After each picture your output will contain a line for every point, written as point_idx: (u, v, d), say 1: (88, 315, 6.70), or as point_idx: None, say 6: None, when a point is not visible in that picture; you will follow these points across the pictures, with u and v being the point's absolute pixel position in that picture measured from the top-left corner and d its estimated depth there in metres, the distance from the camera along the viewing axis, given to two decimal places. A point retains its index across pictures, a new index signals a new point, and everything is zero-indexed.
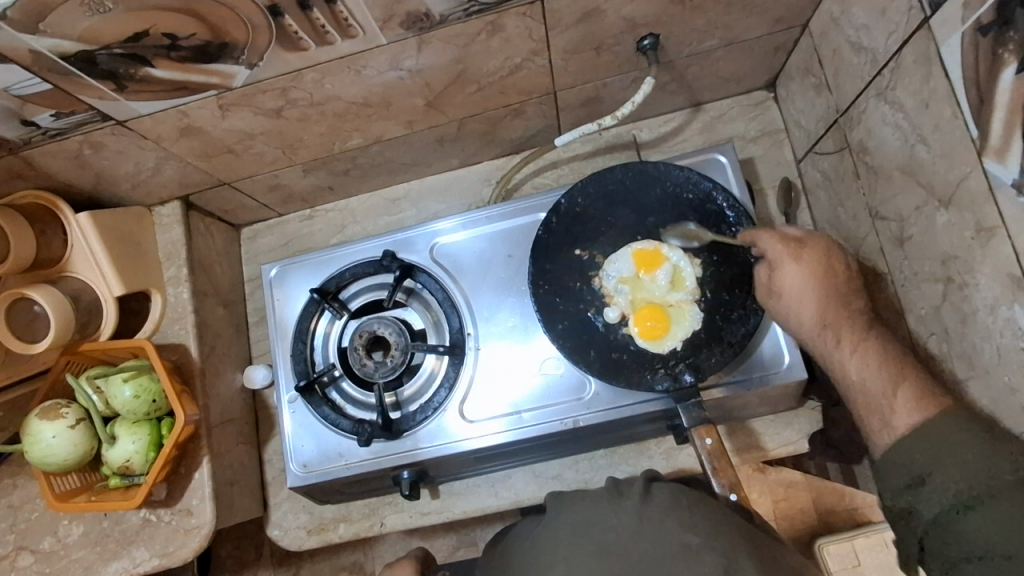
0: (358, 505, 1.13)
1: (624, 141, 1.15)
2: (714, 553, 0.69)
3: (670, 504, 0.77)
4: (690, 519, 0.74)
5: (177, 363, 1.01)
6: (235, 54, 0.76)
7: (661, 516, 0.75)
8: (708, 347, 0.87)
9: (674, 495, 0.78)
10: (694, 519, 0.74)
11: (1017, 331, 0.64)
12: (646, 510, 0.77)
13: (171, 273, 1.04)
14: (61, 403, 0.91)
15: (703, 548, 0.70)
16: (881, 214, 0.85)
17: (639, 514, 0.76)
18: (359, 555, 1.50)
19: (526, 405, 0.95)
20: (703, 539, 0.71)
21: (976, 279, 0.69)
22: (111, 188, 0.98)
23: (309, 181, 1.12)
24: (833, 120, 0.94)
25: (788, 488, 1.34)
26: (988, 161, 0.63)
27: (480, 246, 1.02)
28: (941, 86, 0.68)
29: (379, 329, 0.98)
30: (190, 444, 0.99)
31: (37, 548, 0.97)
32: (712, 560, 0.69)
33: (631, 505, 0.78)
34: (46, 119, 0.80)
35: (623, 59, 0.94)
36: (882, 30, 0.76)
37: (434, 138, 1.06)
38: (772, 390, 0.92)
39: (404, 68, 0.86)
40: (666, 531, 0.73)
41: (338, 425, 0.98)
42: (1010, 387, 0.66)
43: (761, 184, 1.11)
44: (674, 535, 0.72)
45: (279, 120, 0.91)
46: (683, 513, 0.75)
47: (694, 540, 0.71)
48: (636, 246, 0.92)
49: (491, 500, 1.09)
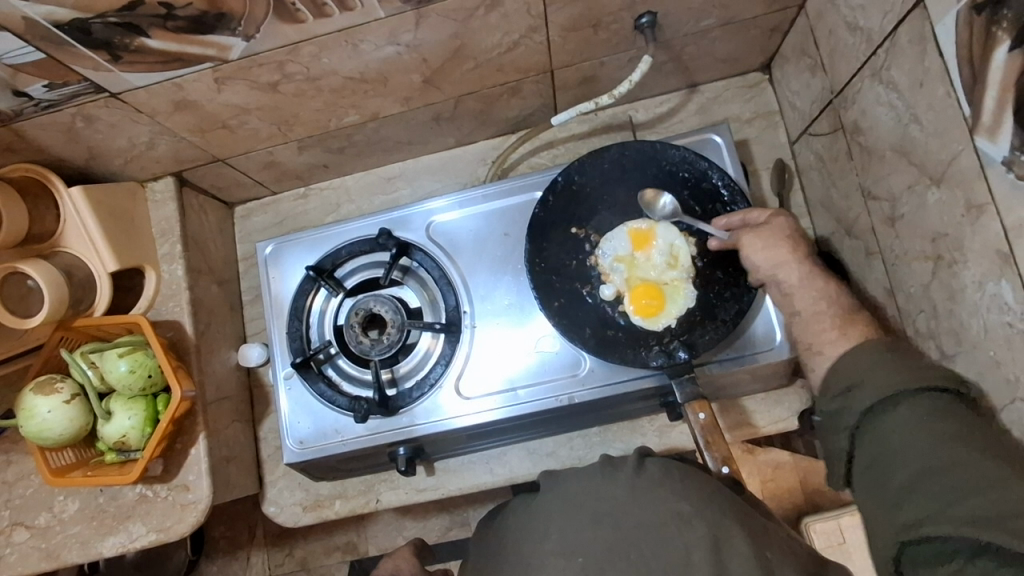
0: (354, 482, 1.13)
1: (619, 121, 1.15)
2: (704, 520, 0.71)
3: (662, 477, 0.78)
4: (681, 488, 0.76)
5: (172, 340, 1.01)
6: (232, 25, 0.75)
7: (652, 486, 0.77)
8: (702, 324, 0.89)
9: (666, 469, 0.79)
10: (686, 490, 0.75)
11: (1003, 305, 0.66)
12: (638, 481, 0.78)
13: (165, 250, 1.03)
14: (56, 378, 0.91)
15: (694, 516, 0.72)
16: (873, 193, 0.86)
17: (631, 485, 0.78)
18: (352, 535, 1.51)
19: (521, 382, 0.96)
20: (694, 507, 0.73)
21: (965, 256, 0.70)
22: (103, 162, 0.97)
23: (304, 158, 1.11)
24: (828, 101, 0.95)
25: (775, 468, 1.38)
26: (979, 139, 0.64)
27: (476, 224, 1.02)
28: (935, 65, 0.69)
29: (375, 307, 0.98)
30: (186, 420, 0.99)
31: (32, 524, 0.98)
32: (701, 528, 0.70)
33: (623, 477, 0.79)
34: (39, 90, 0.79)
35: (620, 37, 0.94)
36: (878, 9, 0.77)
37: (430, 116, 1.06)
38: (764, 368, 0.93)
39: (401, 43, 0.86)
40: (658, 500, 0.75)
41: (335, 402, 0.98)
42: (996, 361, 0.68)
43: (755, 166, 1.12)
44: (667, 505, 0.74)
45: (274, 95, 0.91)
46: (676, 485, 0.76)
47: (685, 508, 0.73)
48: (631, 225, 0.92)
49: (486, 476, 1.11)
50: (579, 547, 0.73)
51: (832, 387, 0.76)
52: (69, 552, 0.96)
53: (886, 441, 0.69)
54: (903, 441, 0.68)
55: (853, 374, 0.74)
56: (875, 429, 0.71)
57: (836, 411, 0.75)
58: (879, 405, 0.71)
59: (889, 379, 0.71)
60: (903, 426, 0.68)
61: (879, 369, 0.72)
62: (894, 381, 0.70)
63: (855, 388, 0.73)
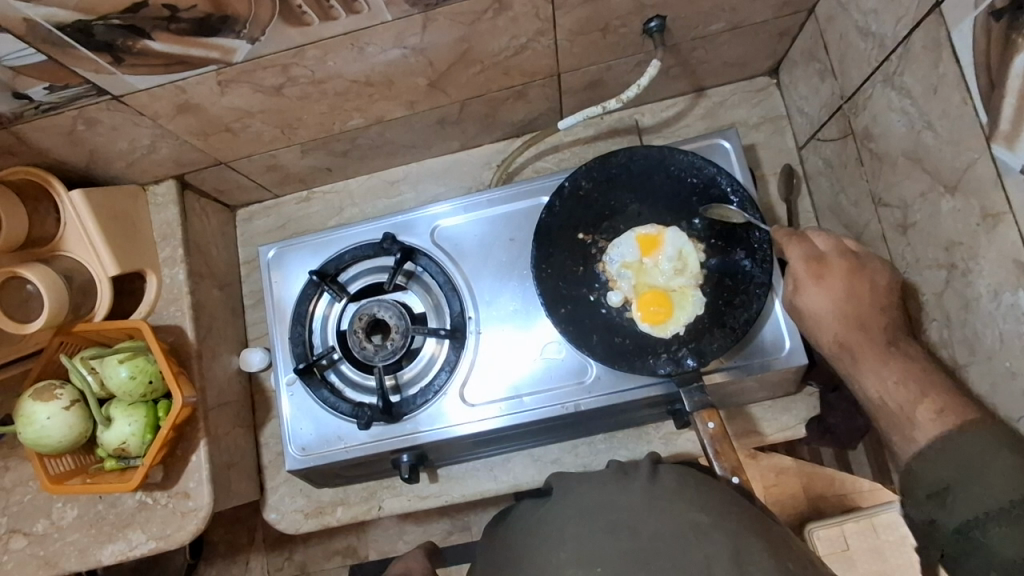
0: (356, 489, 1.12)
1: (626, 125, 1.14)
2: (720, 533, 0.70)
3: (679, 486, 0.77)
4: (697, 498, 0.75)
5: (173, 345, 1.00)
6: (237, 28, 0.74)
7: (670, 495, 0.76)
8: (710, 332, 0.88)
9: (682, 478, 0.79)
10: (703, 500, 0.75)
11: (1020, 316, 0.65)
12: (654, 489, 0.77)
13: (167, 254, 1.02)
14: (55, 384, 0.90)
15: (713, 528, 0.71)
16: (884, 200, 0.85)
17: (647, 492, 0.77)
18: (352, 540, 1.50)
19: (526, 389, 0.95)
20: (712, 519, 0.72)
21: (980, 265, 0.69)
22: (104, 165, 0.96)
23: (308, 162, 1.10)
24: (838, 107, 0.94)
25: (780, 474, 1.35)
26: (997, 147, 0.63)
27: (481, 229, 1.01)
28: (951, 72, 0.68)
29: (379, 312, 0.97)
30: (188, 427, 0.98)
31: (30, 531, 0.96)
32: (718, 540, 0.70)
33: (639, 485, 0.78)
34: (39, 92, 0.78)
35: (628, 41, 0.93)
36: (891, 15, 0.76)
37: (435, 119, 1.05)
38: (773, 375, 0.92)
39: (407, 46, 0.84)
40: (674, 508, 0.74)
41: (337, 409, 0.97)
42: (1011, 372, 0.67)
43: (762, 171, 1.11)
44: (684, 515, 0.73)
45: (279, 98, 0.89)
46: (692, 493, 0.76)
47: (702, 519, 0.72)
48: (639, 231, 0.91)
49: (490, 483, 1.09)
50: (597, 555, 0.72)
51: (919, 488, 0.72)
52: (67, 560, 0.95)
53: (995, 560, 0.64)
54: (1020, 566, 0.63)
55: (945, 473, 0.70)
56: (978, 544, 0.66)
57: (931, 519, 0.70)
58: (982, 518, 0.66)
59: (993, 490, 0.66)
60: (1011, 544, 0.64)
61: (977, 470, 0.67)
62: (1000, 493, 0.65)
63: (952, 495, 0.69)
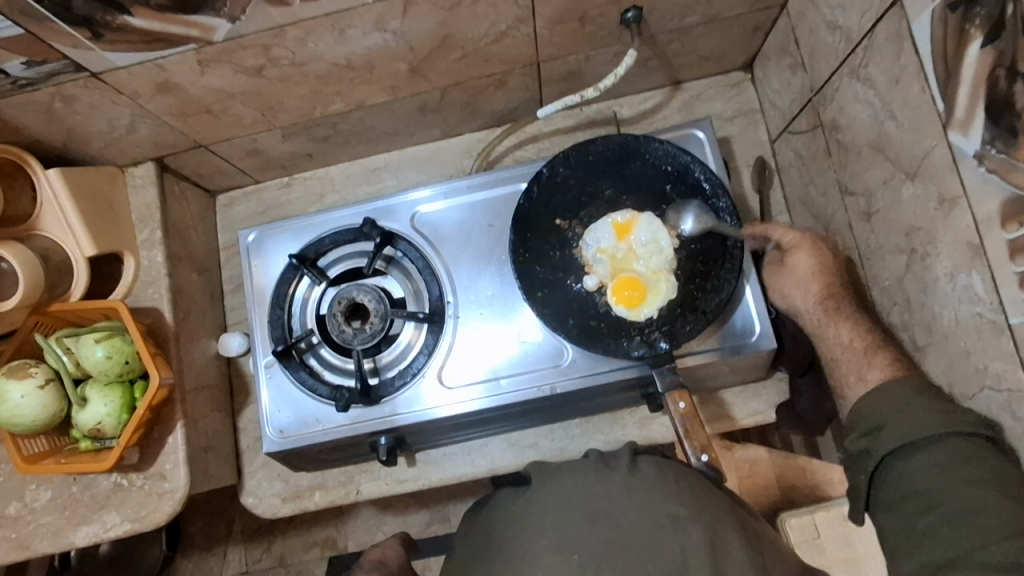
0: (334, 473, 1.13)
1: (604, 116, 1.16)
2: (701, 524, 0.73)
3: (657, 476, 0.79)
4: (675, 488, 0.77)
5: (151, 327, 1.00)
6: (217, 6, 0.75)
7: (649, 486, 0.77)
8: (684, 316, 0.90)
9: (661, 467, 0.80)
10: (680, 491, 0.76)
11: (974, 296, 0.67)
12: (634, 481, 0.78)
13: (145, 236, 1.02)
14: (29, 363, 0.89)
15: (690, 520, 0.73)
16: (849, 189, 0.89)
17: (627, 485, 0.78)
18: (330, 531, 1.49)
19: (503, 372, 0.96)
20: (690, 511, 0.74)
21: (937, 249, 0.72)
22: (82, 145, 0.96)
23: (288, 147, 1.10)
24: (808, 99, 0.97)
25: (752, 465, 1.41)
26: (952, 134, 0.66)
27: (460, 215, 1.02)
28: (911, 63, 0.71)
29: (358, 296, 0.98)
30: (164, 408, 0.98)
31: (2, 513, 0.96)
32: (698, 533, 0.72)
33: (619, 475, 0.80)
34: (16, 67, 0.78)
35: (606, 32, 0.95)
36: (856, 8, 0.79)
37: (416, 106, 1.06)
38: (745, 359, 0.95)
39: (388, 30, 0.86)
40: (654, 500, 0.76)
41: (316, 391, 0.97)
42: (966, 351, 0.70)
43: (736, 163, 1.14)
44: (663, 507, 0.75)
45: (259, 79, 0.90)
46: (669, 484, 0.77)
47: (681, 512, 0.74)
48: (614, 217, 0.93)
49: (467, 467, 1.10)
50: (575, 545, 0.73)
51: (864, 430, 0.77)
52: (39, 542, 0.94)
53: (907, 484, 0.72)
54: (945, 504, 0.68)
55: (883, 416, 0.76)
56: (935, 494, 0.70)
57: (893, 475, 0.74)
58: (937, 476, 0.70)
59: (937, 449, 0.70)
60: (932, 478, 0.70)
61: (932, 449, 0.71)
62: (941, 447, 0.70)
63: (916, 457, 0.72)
